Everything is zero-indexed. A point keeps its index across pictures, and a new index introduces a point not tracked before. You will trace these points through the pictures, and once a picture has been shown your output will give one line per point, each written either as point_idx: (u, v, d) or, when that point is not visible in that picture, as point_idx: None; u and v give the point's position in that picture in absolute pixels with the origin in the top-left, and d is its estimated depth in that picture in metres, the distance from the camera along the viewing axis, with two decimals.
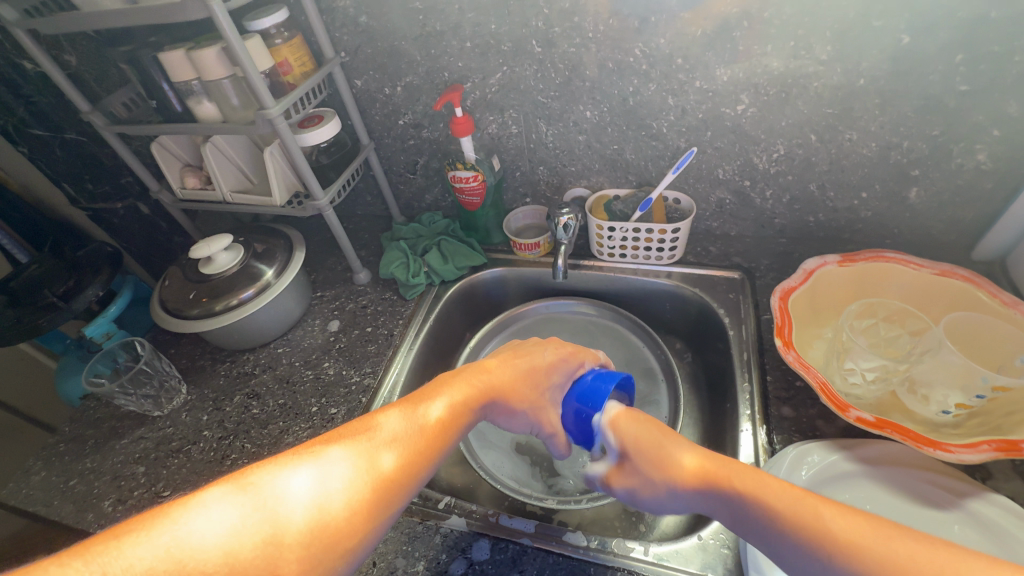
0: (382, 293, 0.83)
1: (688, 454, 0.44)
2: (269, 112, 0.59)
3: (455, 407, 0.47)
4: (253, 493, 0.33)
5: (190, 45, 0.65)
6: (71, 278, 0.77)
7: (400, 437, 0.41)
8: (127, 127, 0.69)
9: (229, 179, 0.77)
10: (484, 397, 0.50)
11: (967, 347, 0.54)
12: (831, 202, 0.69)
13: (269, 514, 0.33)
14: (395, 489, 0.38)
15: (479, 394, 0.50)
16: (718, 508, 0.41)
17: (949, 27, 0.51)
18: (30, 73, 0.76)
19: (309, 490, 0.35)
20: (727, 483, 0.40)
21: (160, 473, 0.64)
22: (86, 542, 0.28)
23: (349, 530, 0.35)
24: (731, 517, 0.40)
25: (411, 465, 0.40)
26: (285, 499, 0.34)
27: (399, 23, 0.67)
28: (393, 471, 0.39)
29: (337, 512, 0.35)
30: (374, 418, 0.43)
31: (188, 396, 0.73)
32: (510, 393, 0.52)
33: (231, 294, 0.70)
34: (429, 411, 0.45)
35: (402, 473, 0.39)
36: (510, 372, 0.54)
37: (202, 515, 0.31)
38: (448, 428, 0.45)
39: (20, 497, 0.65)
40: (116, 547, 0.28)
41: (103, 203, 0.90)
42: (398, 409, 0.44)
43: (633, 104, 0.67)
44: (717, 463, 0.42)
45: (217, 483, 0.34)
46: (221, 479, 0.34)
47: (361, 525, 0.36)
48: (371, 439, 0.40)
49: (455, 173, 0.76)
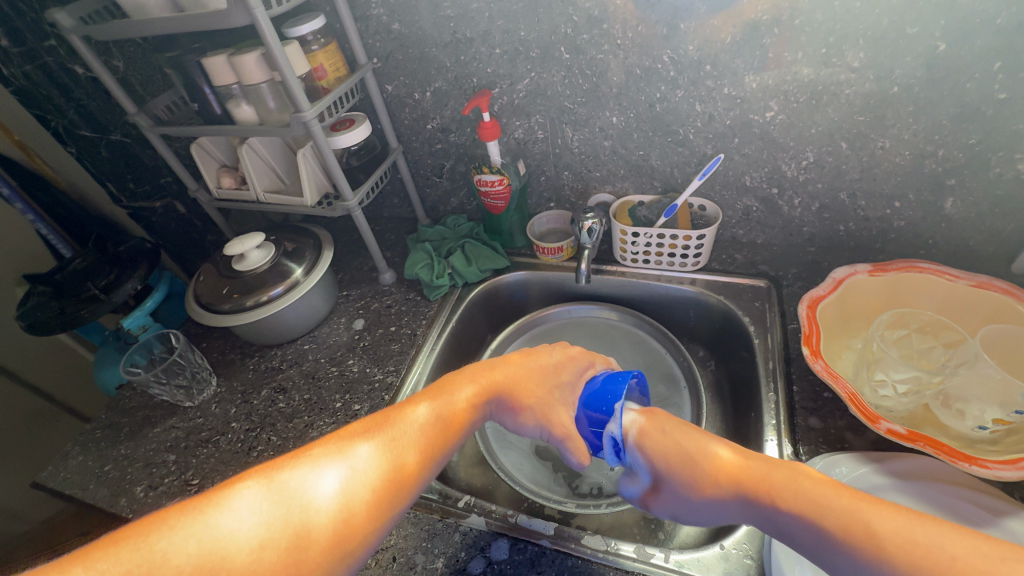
0: (406, 294, 0.85)
1: (723, 448, 0.44)
2: (304, 114, 0.61)
3: (472, 400, 0.49)
4: (280, 485, 0.36)
5: (232, 51, 0.68)
6: (113, 272, 0.80)
7: (416, 431, 0.43)
8: (169, 129, 0.72)
9: (263, 180, 0.79)
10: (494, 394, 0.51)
11: (1007, 361, 0.53)
12: (863, 211, 0.68)
13: (294, 506, 0.35)
14: (412, 476, 0.41)
15: (486, 390, 0.51)
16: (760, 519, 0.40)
17: (987, 35, 0.50)
18: (81, 77, 0.80)
19: (331, 479, 0.37)
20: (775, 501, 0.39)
21: (190, 462, 0.67)
22: (86, 549, 0.30)
23: (370, 517, 0.37)
24: (772, 526, 0.39)
25: (426, 455, 0.43)
26: (310, 490, 0.36)
27: (430, 31, 0.69)
28: (411, 460, 0.41)
29: (360, 498, 0.37)
30: (392, 414, 0.45)
31: (218, 388, 0.76)
32: (517, 391, 0.52)
33: (261, 291, 0.72)
34: (446, 406, 0.47)
35: (419, 467, 0.41)
36: (520, 370, 0.54)
37: (230, 511, 0.33)
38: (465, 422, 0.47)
39: (58, 479, 0.67)
40: (118, 552, 0.30)
41: (143, 201, 0.94)
42: (417, 403, 0.47)
43: (660, 110, 0.67)
44: (756, 470, 0.41)
45: (234, 482, 0.35)
46: (239, 478, 0.36)
47: (382, 511, 0.38)
48: (389, 433, 0.42)
49: (481, 177, 0.77)
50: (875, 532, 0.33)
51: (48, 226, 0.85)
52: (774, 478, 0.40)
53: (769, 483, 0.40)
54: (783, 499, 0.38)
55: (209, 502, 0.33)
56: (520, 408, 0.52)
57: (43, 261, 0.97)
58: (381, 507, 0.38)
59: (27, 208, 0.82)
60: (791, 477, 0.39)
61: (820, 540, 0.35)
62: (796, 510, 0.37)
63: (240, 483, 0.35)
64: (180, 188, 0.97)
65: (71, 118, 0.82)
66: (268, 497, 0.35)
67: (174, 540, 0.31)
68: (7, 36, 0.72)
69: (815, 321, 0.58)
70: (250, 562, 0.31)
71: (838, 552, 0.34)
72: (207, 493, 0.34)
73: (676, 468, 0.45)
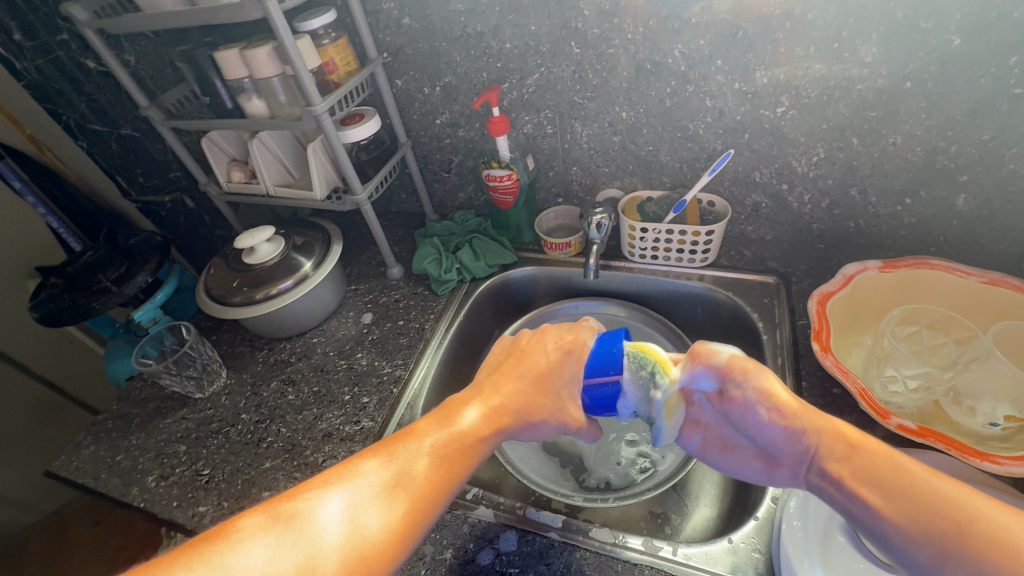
0: (414, 288, 0.85)
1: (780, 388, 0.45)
2: (315, 108, 0.62)
3: (483, 421, 0.48)
4: (288, 531, 0.35)
5: (244, 45, 0.69)
6: (124, 264, 0.81)
7: (423, 458, 0.42)
8: (181, 122, 0.72)
9: (273, 174, 0.80)
10: (507, 416, 0.49)
11: (1018, 358, 0.53)
12: (873, 208, 0.67)
13: (301, 546, 0.35)
14: (424, 504, 0.40)
15: (497, 409, 0.49)
16: (827, 453, 0.39)
17: (1003, 29, 0.50)
18: (93, 71, 0.81)
19: (339, 519, 0.37)
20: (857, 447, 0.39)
21: (201, 453, 0.67)
22: None
23: (383, 554, 0.37)
24: (840, 461, 0.38)
25: (438, 482, 0.42)
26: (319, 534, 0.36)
27: (441, 25, 0.69)
28: (422, 489, 0.41)
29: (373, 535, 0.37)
30: (399, 441, 0.44)
31: (227, 380, 0.76)
32: (527, 404, 0.51)
33: (270, 284, 0.73)
34: (452, 430, 0.46)
35: (429, 495, 0.41)
36: (529, 381, 0.53)
37: (240, 558, 0.33)
38: (476, 447, 0.45)
39: (71, 468, 0.68)
40: None
41: (152, 196, 0.94)
42: (426, 429, 0.45)
43: (670, 105, 0.67)
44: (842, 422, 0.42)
45: (239, 521, 0.36)
46: (243, 517, 0.36)
47: (395, 546, 0.37)
48: (396, 464, 0.41)
49: (490, 172, 0.77)
50: (962, 495, 0.33)
51: (59, 220, 0.86)
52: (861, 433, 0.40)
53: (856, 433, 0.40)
54: (873, 447, 0.38)
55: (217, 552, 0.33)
56: (530, 422, 0.51)
57: (53, 254, 0.98)
58: (395, 541, 0.38)
59: (38, 201, 0.83)
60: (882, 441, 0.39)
61: (894, 482, 0.35)
62: (881, 457, 0.37)
63: (247, 527, 0.35)
64: (189, 182, 0.97)
65: (82, 112, 0.82)
66: (277, 542, 0.35)
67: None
68: (21, 30, 0.73)
69: (825, 317, 0.59)
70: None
71: (912, 495, 0.34)
72: (213, 540, 0.34)
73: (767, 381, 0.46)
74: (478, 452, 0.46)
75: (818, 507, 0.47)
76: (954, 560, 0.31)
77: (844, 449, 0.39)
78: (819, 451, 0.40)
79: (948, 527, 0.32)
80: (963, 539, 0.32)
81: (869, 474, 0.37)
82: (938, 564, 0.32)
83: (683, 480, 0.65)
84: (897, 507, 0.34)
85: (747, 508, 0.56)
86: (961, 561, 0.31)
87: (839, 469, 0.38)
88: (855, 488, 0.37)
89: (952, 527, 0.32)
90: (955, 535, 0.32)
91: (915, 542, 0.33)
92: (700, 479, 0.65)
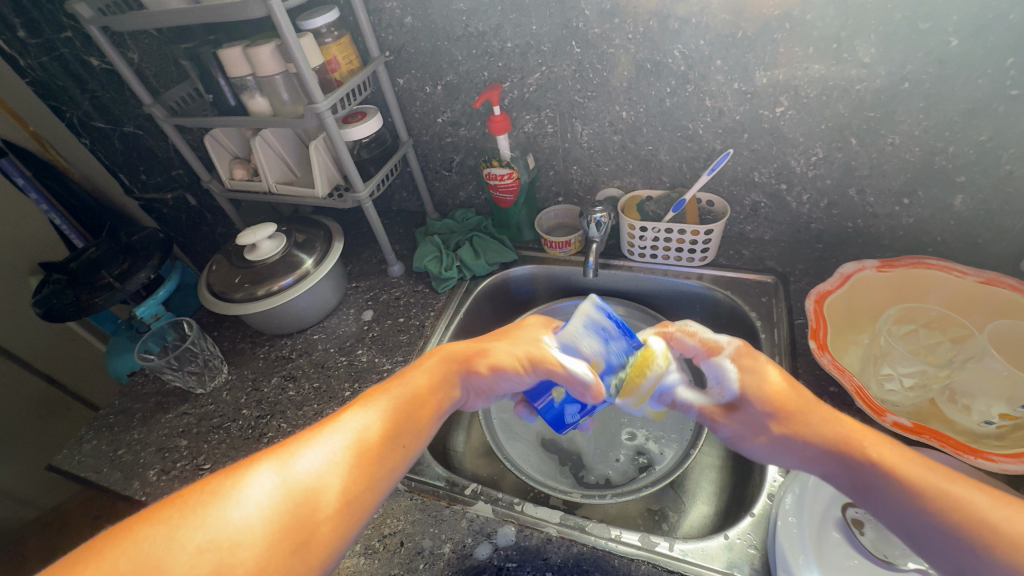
0: (414, 286, 0.85)
1: (782, 385, 0.45)
2: (318, 106, 0.62)
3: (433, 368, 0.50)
4: (271, 473, 0.38)
5: (247, 42, 0.69)
6: (125, 261, 0.81)
7: (382, 402, 0.45)
8: (184, 119, 0.73)
9: (275, 172, 0.80)
10: (458, 362, 0.51)
11: (1014, 357, 0.53)
12: (871, 208, 0.68)
13: (291, 488, 0.37)
14: (393, 436, 0.43)
15: (449, 355, 0.52)
16: (837, 474, 0.41)
17: (1000, 30, 0.50)
18: (96, 69, 0.81)
19: (313, 460, 0.39)
20: (861, 455, 0.40)
21: (202, 448, 0.68)
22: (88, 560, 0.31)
23: (367, 484, 0.40)
24: (851, 483, 0.40)
25: (401, 418, 0.45)
26: (303, 474, 0.38)
27: (442, 24, 0.70)
28: (385, 422, 0.44)
29: (350, 466, 0.40)
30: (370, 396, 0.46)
31: (228, 375, 0.77)
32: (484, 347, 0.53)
33: (272, 281, 0.73)
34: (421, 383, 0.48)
35: (403, 433, 0.44)
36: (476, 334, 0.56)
37: (226, 506, 0.35)
38: (435, 390, 0.48)
39: (73, 462, 0.69)
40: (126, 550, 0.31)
41: (155, 193, 0.95)
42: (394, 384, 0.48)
43: (670, 105, 0.67)
44: (845, 427, 0.42)
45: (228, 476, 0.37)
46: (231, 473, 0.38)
47: (372, 474, 0.41)
48: (353, 411, 0.44)
49: (491, 170, 0.78)
50: (968, 506, 0.36)
51: (63, 217, 0.86)
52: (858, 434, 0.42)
53: (863, 442, 0.41)
54: (878, 462, 0.39)
55: (198, 504, 0.35)
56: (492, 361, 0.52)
57: (55, 251, 0.99)
58: (373, 468, 0.41)
59: (41, 198, 0.83)
60: (887, 444, 0.40)
61: (906, 502, 0.37)
62: (888, 476, 0.38)
63: (229, 477, 0.37)
64: (191, 180, 0.98)
65: (85, 110, 0.83)
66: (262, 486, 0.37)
67: (175, 546, 0.32)
68: (25, 27, 0.73)
69: (822, 316, 0.60)
70: (261, 548, 0.34)
71: (925, 518, 0.36)
72: (190, 492, 0.36)
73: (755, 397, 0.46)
74: (438, 396, 0.48)
75: (814, 503, 0.47)
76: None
77: (854, 469, 0.40)
78: (828, 471, 0.42)
79: (967, 549, 0.34)
80: (984, 560, 0.34)
81: (880, 497, 0.38)
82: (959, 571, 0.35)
83: (681, 477, 0.65)
84: (915, 534, 0.36)
85: (743, 505, 0.56)
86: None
87: (845, 483, 0.40)
88: (866, 501, 0.39)
89: (970, 549, 0.34)
90: (973, 544, 0.34)
91: (938, 564, 0.36)
92: (698, 476, 0.65)
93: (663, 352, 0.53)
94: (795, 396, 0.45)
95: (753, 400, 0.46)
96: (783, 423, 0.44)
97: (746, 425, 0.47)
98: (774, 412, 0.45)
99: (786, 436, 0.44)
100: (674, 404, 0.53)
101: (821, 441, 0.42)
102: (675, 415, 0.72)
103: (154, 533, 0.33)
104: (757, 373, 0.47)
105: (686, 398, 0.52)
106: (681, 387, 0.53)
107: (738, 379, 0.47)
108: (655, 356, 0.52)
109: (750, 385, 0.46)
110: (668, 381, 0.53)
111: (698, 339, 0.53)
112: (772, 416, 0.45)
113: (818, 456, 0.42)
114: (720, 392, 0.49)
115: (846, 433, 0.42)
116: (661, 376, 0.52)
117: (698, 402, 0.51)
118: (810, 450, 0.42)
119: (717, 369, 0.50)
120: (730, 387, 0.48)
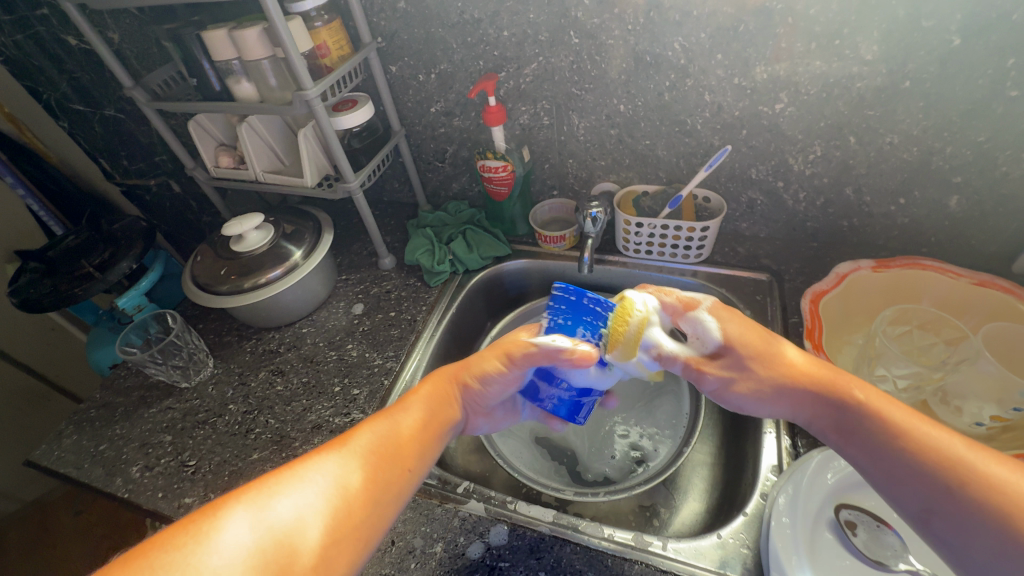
0: (405, 279, 0.84)
1: (795, 350, 0.47)
2: (307, 93, 0.60)
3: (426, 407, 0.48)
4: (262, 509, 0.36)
5: (233, 25, 0.66)
6: (107, 250, 0.78)
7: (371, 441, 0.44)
8: (166, 103, 0.70)
9: (262, 160, 0.77)
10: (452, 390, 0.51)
11: (1006, 360, 0.54)
12: (867, 207, 0.68)
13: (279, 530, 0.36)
14: (386, 478, 0.42)
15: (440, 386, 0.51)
16: (820, 417, 0.43)
17: (1002, 30, 0.50)
18: (74, 49, 0.77)
19: (302, 500, 0.38)
20: (845, 402, 0.42)
21: (186, 443, 0.66)
22: None
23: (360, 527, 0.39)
24: (833, 425, 0.42)
25: (393, 461, 0.43)
26: (297, 503, 0.37)
27: (436, 10, 0.67)
28: (372, 475, 0.41)
29: (343, 506, 0.39)
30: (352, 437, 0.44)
31: (215, 369, 0.75)
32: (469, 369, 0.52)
33: (259, 273, 0.71)
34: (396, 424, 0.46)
35: (373, 481, 0.41)
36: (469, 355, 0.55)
37: (217, 539, 0.34)
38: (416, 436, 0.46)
39: (53, 458, 0.67)
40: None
41: (136, 179, 0.92)
42: (375, 424, 0.46)
43: (669, 99, 0.66)
44: (831, 373, 0.44)
45: (221, 509, 0.35)
46: (218, 505, 0.36)
47: (364, 517, 0.39)
48: (345, 449, 0.42)
49: (485, 162, 0.77)
50: (940, 444, 0.36)
51: (41, 204, 0.83)
52: (844, 382, 0.43)
53: (849, 385, 0.43)
54: (861, 405, 0.41)
55: (199, 528, 0.34)
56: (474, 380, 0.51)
57: (34, 239, 0.95)
58: (368, 509, 0.40)
59: (17, 182, 0.80)
60: (874, 389, 0.42)
61: (881, 443, 0.39)
62: (869, 415, 0.40)
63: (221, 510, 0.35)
64: (175, 166, 0.94)
65: (63, 91, 0.79)
66: (253, 518, 0.35)
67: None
68: None
69: (817, 316, 0.60)
70: None
71: (899, 457, 0.37)
72: (198, 516, 0.35)
73: (743, 342, 0.48)
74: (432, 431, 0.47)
75: (807, 505, 0.47)
76: (939, 518, 0.35)
77: (838, 411, 0.42)
78: (812, 414, 0.44)
79: (931, 487, 0.35)
80: (950, 496, 0.34)
81: (859, 439, 0.40)
82: (926, 513, 0.35)
83: (673, 475, 0.65)
84: (885, 471, 0.38)
85: (735, 505, 0.56)
86: (946, 519, 0.34)
87: (826, 428, 0.42)
88: (843, 443, 0.41)
89: (937, 486, 0.35)
90: (943, 487, 0.35)
91: (905, 502, 0.37)
92: (690, 473, 0.65)
93: (643, 305, 0.52)
94: (780, 346, 0.47)
95: (738, 346, 0.48)
96: (769, 369, 0.46)
97: (730, 373, 0.48)
98: (756, 356, 0.47)
99: (772, 379, 0.46)
100: (659, 357, 0.51)
101: (809, 386, 0.44)
102: (668, 411, 0.72)
103: (167, 560, 0.32)
104: (750, 323, 0.50)
105: (670, 352, 0.51)
106: (664, 338, 0.52)
107: (719, 330, 0.49)
108: (633, 307, 0.51)
109: (741, 333, 0.49)
110: (651, 335, 0.51)
111: (675, 296, 0.54)
112: (755, 360, 0.47)
113: (804, 404, 0.44)
114: (707, 339, 0.50)
115: (834, 378, 0.43)
116: (644, 329, 0.51)
117: (682, 354, 0.51)
118: (798, 395, 0.44)
119: (696, 322, 0.51)
120: (720, 335, 0.49)
